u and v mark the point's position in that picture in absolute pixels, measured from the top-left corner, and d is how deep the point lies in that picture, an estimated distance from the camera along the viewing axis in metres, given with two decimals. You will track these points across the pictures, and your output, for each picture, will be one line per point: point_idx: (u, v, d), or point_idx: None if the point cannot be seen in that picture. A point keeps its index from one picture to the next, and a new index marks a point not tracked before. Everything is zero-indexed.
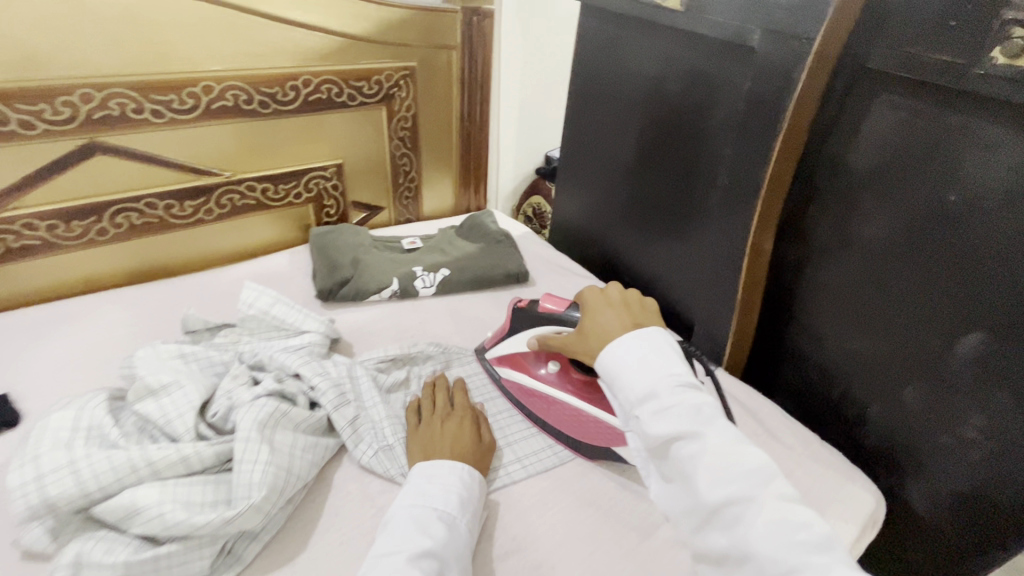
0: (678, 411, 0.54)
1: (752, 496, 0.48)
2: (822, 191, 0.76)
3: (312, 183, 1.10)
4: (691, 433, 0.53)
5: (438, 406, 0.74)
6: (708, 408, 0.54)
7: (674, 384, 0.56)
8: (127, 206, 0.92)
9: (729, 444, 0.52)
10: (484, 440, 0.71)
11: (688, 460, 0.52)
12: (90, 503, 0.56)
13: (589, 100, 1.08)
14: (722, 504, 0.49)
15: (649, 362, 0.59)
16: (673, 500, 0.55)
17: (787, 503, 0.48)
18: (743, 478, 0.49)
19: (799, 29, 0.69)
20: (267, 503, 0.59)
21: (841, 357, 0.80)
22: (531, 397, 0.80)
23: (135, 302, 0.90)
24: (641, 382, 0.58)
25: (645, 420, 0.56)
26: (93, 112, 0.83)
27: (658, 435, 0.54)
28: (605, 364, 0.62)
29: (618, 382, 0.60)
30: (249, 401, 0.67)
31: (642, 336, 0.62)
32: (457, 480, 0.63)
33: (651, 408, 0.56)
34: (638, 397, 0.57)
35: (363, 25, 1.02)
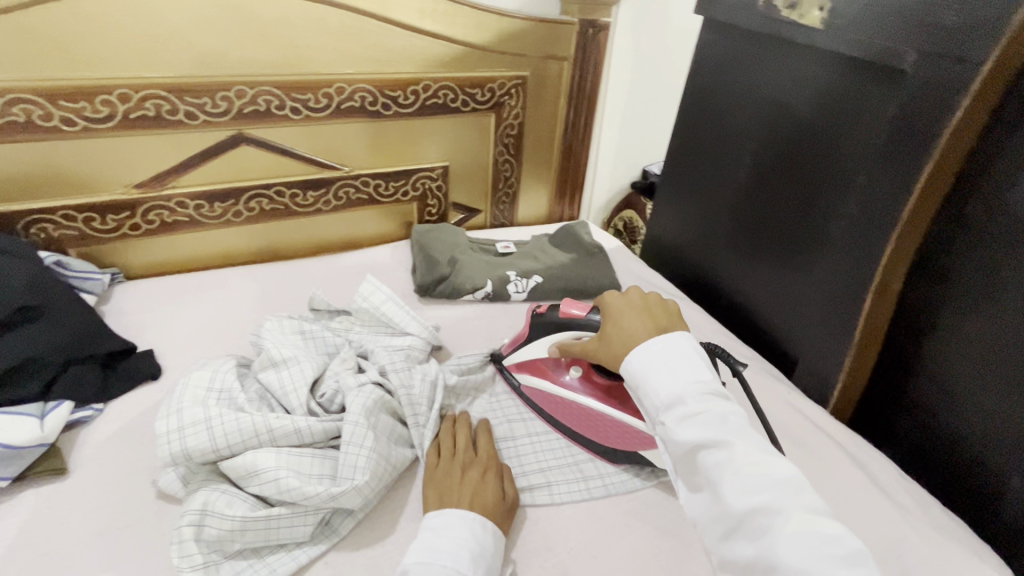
0: (705, 419, 0.50)
1: (783, 505, 0.44)
2: (973, 228, 0.68)
3: (420, 182, 1.15)
4: (716, 440, 0.48)
5: (460, 446, 0.69)
6: (736, 418, 0.50)
7: (703, 392, 0.52)
8: (261, 191, 1.01)
9: (757, 454, 0.47)
10: (507, 497, 0.65)
11: (712, 469, 0.48)
12: (218, 458, 0.62)
13: (700, 117, 1.05)
14: (748, 514, 0.44)
15: (677, 366, 0.54)
16: (693, 509, 0.50)
17: (819, 518, 0.43)
18: (773, 488, 0.45)
19: (964, 51, 0.63)
20: (367, 487, 0.63)
21: (976, 416, 0.71)
22: (552, 403, 0.78)
23: (260, 280, 1.00)
24: (667, 386, 0.54)
25: (671, 426, 0.51)
26: (244, 107, 0.93)
27: (682, 442, 0.50)
28: (629, 369, 0.58)
29: (643, 386, 0.56)
30: (356, 387, 0.72)
31: (673, 341, 0.57)
32: (467, 533, 0.58)
33: (679, 414, 0.51)
34: (665, 403, 0.53)
35: (484, 35, 1.05)
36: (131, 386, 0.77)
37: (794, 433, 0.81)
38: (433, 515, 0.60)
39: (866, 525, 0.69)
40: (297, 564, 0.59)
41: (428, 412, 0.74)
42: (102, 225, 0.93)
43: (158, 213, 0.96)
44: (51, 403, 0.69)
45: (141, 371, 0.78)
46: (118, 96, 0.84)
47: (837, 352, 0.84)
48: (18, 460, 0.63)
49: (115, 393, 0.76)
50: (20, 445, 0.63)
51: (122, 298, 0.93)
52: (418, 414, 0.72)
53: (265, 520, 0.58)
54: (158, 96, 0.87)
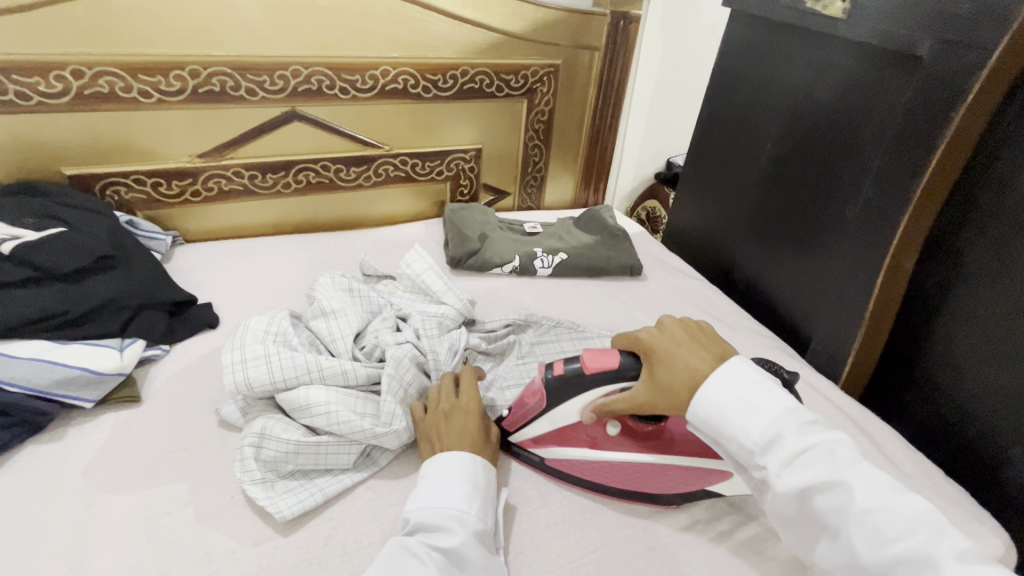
0: (813, 460, 0.52)
1: (925, 552, 0.45)
2: (985, 210, 0.72)
3: (454, 163, 1.22)
4: (833, 484, 0.50)
5: (442, 399, 0.70)
6: (843, 453, 0.52)
7: (798, 428, 0.54)
8: (309, 165, 1.09)
9: (879, 494, 0.49)
10: (490, 435, 0.70)
11: (832, 514, 0.50)
12: (275, 391, 0.69)
13: (725, 106, 1.09)
14: (893, 564, 0.46)
15: (760, 401, 0.56)
16: (820, 555, 0.52)
17: (967, 562, 0.44)
18: (913, 532, 0.47)
19: (977, 39, 0.66)
20: (405, 433, 0.69)
21: (982, 392, 0.74)
22: (595, 468, 0.68)
23: (306, 247, 1.08)
24: (756, 426, 0.55)
25: (774, 471, 0.53)
26: (299, 86, 1.01)
27: (791, 488, 0.51)
28: (704, 407, 0.58)
29: (727, 428, 0.57)
30: (394, 344, 0.78)
31: (733, 369, 0.59)
32: (458, 475, 0.62)
33: (781, 457, 0.53)
34: (759, 444, 0.54)
35: (520, 24, 1.12)
36: (193, 331, 0.85)
37: (806, 404, 0.85)
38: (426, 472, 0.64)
39: None
40: (342, 486, 0.65)
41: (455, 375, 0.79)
42: (167, 191, 1.02)
43: (217, 182, 1.04)
44: (128, 339, 0.78)
45: (202, 319, 0.86)
46: (189, 72, 0.93)
47: (849, 329, 0.88)
48: (101, 386, 0.72)
49: (180, 337, 0.84)
50: (102, 372, 0.72)
51: (182, 257, 1.02)
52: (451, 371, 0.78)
53: (316, 445, 0.65)
54: (223, 73, 0.95)
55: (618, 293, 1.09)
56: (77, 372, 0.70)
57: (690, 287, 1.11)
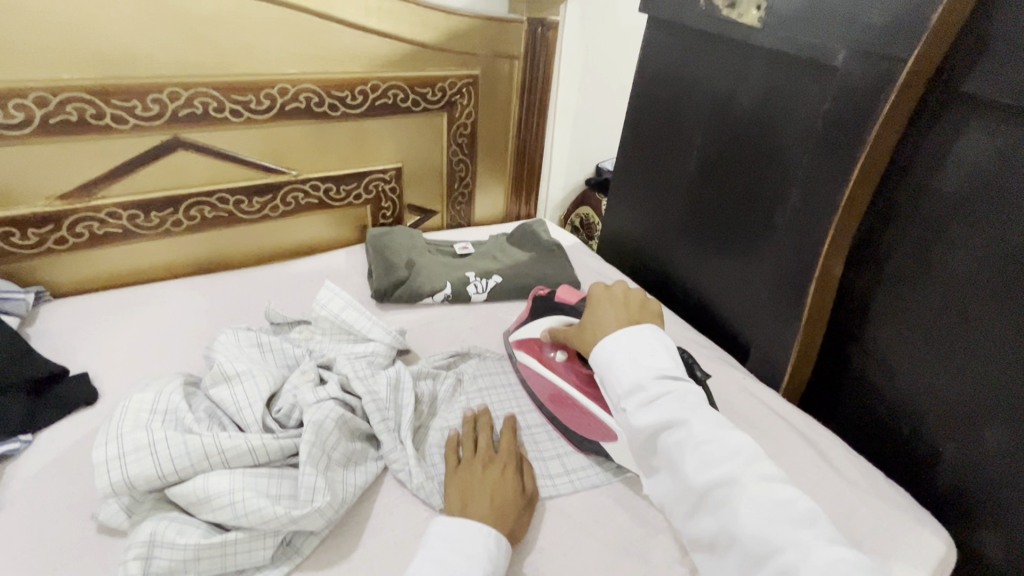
0: (664, 402, 0.58)
1: (736, 478, 0.52)
2: (906, 216, 0.73)
3: (372, 185, 1.12)
4: (674, 421, 0.56)
5: (481, 447, 0.69)
6: (693, 398, 0.58)
7: (657, 376, 0.60)
8: (202, 199, 0.96)
9: (713, 429, 0.55)
10: (527, 491, 0.66)
11: (674, 447, 0.56)
12: (165, 485, 0.58)
13: (650, 113, 1.07)
14: (709, 485, 0.52)
15: (637, 354, 0.62)
16: (660, 485, 0.59)
17: (770, 482, 0.51)
18: (730, 459, 0.53)
19: (888, 49, 0.67)
20: (329, 509, 0.60)
21: (915, 393, 0.76)
22: (539, 382, 0.79)
23: (205, 292, 0.94)
24: (628, 376, 0.61)
25: (630, 410, 0.59)
26: (179, 110, 0.88)
27: (642, 424, 0.58)
28: (597, 359, 0.65)
29: (607, 375, 0.63)
30: (314, 403, 0.68)
31: (636, 334, 0.64)
32: (484, 555, 0.55)
33: (638, 400, 0.59)
34: (625, 390, 0.61)
35: (431, 33, 1.04)
36: (62, 414, 0.71)
37: (753, 419, 0.83)
38: (441, 522, 0.59)
39: (821, 502, 0.72)
40: None
41: (391, 427, 0.71)
42: (23, 241, 0.86)
43: (87, 225, 0.89)
44: None
45: (74, 397, 0.73)
46: (34, 100, 0.78)
47: (787, 337, 0.87)
48: None
49: (45, 421, 0.70)
50: None
51: (51, 317, 0.86)
52: (387, 421, 0.70)
53: (220, 545, 0.55)
54: (80, 99, 0.81)
55: None
56: None
57: None
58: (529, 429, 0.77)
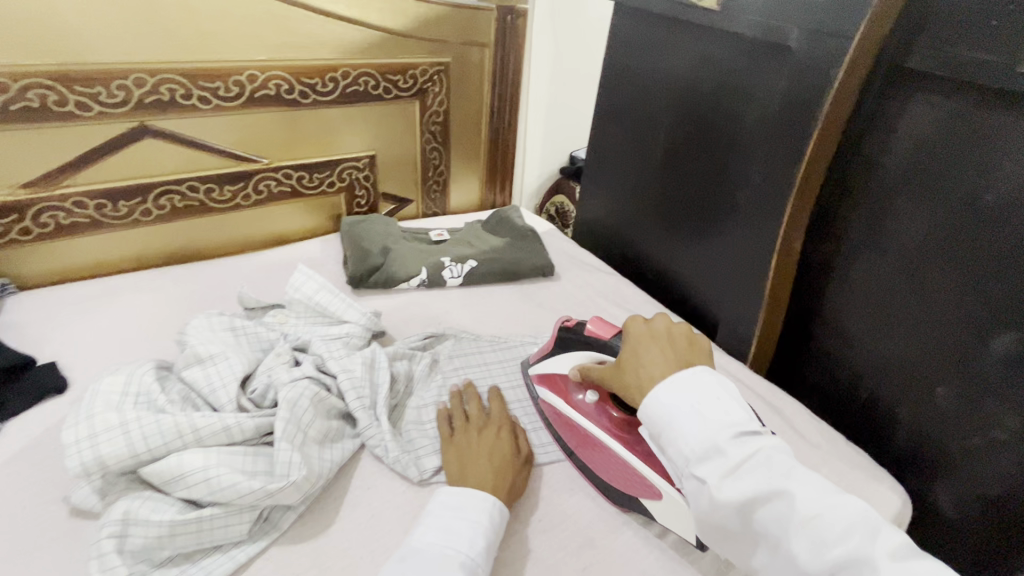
0: (751, 467, 0.48)
1: (867, 557, 0.43)
2: (859, 188, 0.76)
3: (346, 173, 1.12)
4: (772, 494, 0.46)
5: (474, 414, 0.71)
6: (781, 457, 0.49)
7: (736, 434, 0.50)
8: (171, 188, 0.95)
9: (819, 497, 0.46)
10: (522, 452, 0.68)
11: (773, 523, 0.46)
12: (138, 465, 0.58)
13: (618, 97, 1.09)
14: (837, 571, 0.43)
15: (704, 408, 0.52)
16: (761, 567, 0.49)
17: (905, 561, 0.42)
18: (851, 534, 0.44)
19: (837, 28, 0.70)
20: (306, 483, 0.60)
21: (872, 359, 0.80)
22: (568, 425, 0.72)
23: (177, 281, 0.94)
24: (698, 437, 0.51)
25: (714, 484, 0.48)
26: (145, 97, 0.87)
27: (729, 499, 0.47)
28: (651, 414, 0.55)
29: (669, 435, 0.53)
30: (289, 382, 0.68)
31: (695, 378, 0.55)
32: (486, 519, 0.58)
33: (721, 469, 0.49)
34: (698, 455, 0.50)
35: (401, 20, 1.04)
36: (31, 402, 0.70)
37: None
38: (445, 491, 0.60)
39: None
40: (235, 564, 0.56)
41: (367, 404, 0.71)
42: None
43: (52, 215, 0.88)
44: None
45: (42, 385, 0.72)
46: None
47: (752, 310, 0.91)
48: None
49: (13, 410, 0.69)
50: None
51: (16, 309, 0.85)
52: (362, 398, 0.71)
53: (196, 521, 0.55)
54: (42, 85, 0.80)
55: (533, 296, 1.06)
56: None
57: (604, 282, 1.11)
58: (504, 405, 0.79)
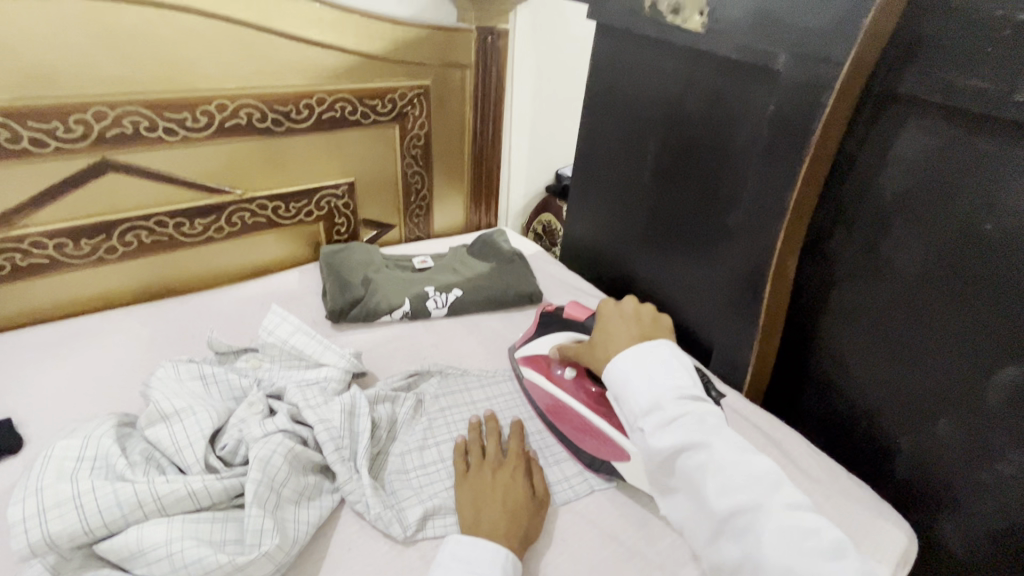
0: (683, 424, 0.58)
1: (758, 502, 0.51)
2: (853, 214, 0.74)
3: (324, 201, 1.08)
4: (695, 445, 0.55)
5: (491, 450, 0.69)
6: (711, 420, 0.58)
7: (677, 397, 0.60)
8: (137, 223, 0.91)
9: (735, 454, 0.55)
10: (538, 494, 0.65)
11: (694, 471, 0.55)
12: (94, 540, 0.53)
13: (604, 118, 1.07)
14: (733, 511, 0.51)
15: (656, 374, 0.62)
16: (677, 505, 0.59)
17: (795, 511, 0.50)
18: (752, 486, 0.52)
19: (826, 53, 0.67)
20: (280, 552, 0.56)
21: (872, 388, 0.77)
22: (547, 399, 0.78)
23: (145, 322, 0.89)
24: (644, 394, 0.61)
25: (648, 430, 0.59)
26: (106, 131, 0.83)
27: (658, 444, 0.57)
28: (610, 376, 0.66)
29: (624, 391, 0.63)
30: (261, 437, 0.64)
31: (651, 351, 0.65)
32: (496, 572, 0.55)
33: (657, 420, 0.59)
34: (643, 409, 0.60)
35: (377, 44, 1.01)
36: None
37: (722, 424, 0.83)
38: (455, 540, 0.58)
39: None
40: None
41: (347, 456, 0.67)
42: None
43: (8, 257, 0.83)
44: None
45: None
46: None
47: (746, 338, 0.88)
48: None
49: None
50: None
51: None
52: (341, 451, 0.67)
53: None
54: None
55: (521, 325, 1.02)
56: None
57: (595, 308, 1.07)
58: None
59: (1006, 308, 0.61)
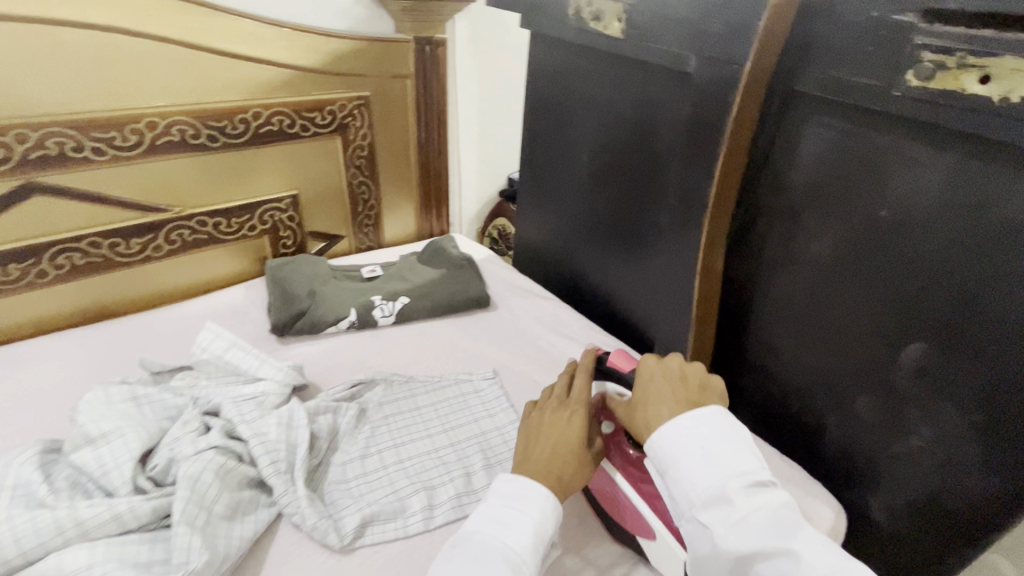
0: (759, 522, 0.47)
1: None
2: (769, 207, 0.77)
3: (267, 215, 1.08)
4: (778, 551, 0.45)
5: (558, 393, 0.66)
6: (791, 515, 0.47)
7: (746, 486, 0.49)
8: (70, 246, 0.89)
9: (826, 561, 0.45)
10: (592, 447, 0.62)
11: None
12: (12, 570, 0.52)
13: (543, 123, 1.09)
14: None
15: (716, 455, 0.51)
16: None
17: None
18: None
19: (730, 54, 0.70)
20: (209, 569, 0.56)
21: (799, 372, 0.81)
22: None
23: (81, 345, 0.87)
24: (706, 481, 0.50)
25: (718, 532, 0.47)
26: (30, 153, 0.81)
27: (733, 552, 0.46)
28: (656, 452, 0.54)
29: (677, 477, 0.52)
30: (192, 454, 0.64)
31: (708, 421, 0.53)
32: (538, 512, 0.54)
33: (726, 518, 0.48)
34: (704, 499, 0.49)
35: (313, 57, 1.02)
36: None
37: None
38: (504, 478, 0.58)
39: None
40: None
41: (283, 469, 0.67)
42: None
43: None
44: None
45: None
46: None
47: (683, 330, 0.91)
48: None
49: None
50: None
51: None
52: (277, 463, 0.67)
53: None
54: None
55: (469, 329, 1.03)
56: None
57: (542, 309, 1.10)
58: (436, 452, 0.76)
59: (911, 295, 0.65)
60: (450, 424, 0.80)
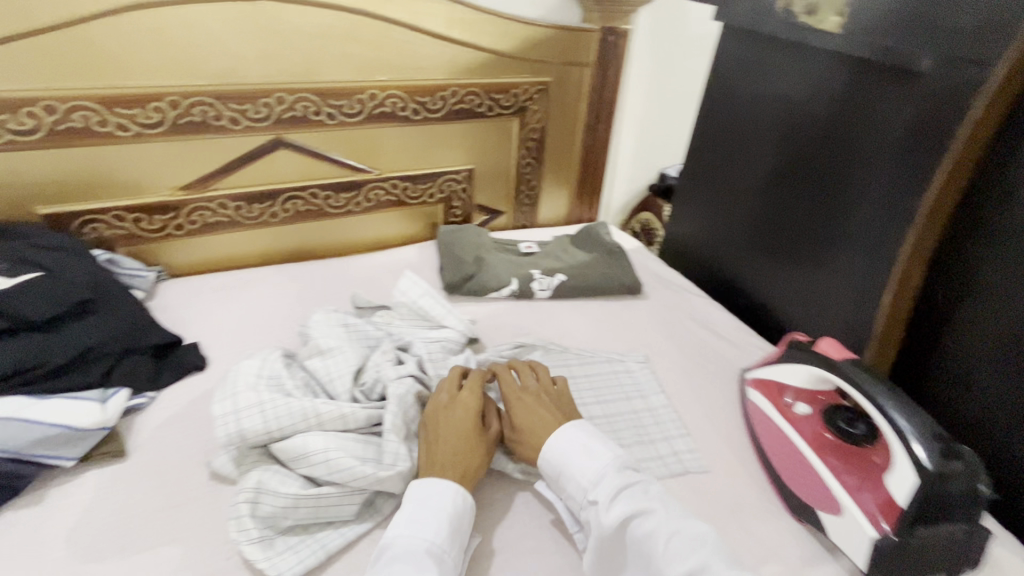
0: (631, 493, 0.57)
1: (709, 563, 0.50)
2: (993, 225, 0.71)
3: (446, 185, 1.19)
4: (642, 510, 0.55)
5: (449, 389, 0.72)
6: (655, 488, 0.58)
7: (619, 467, 0.60)
8: (297, 193, 1.06)
9: (676, 518, 0.55)
10: (490, 435, 0.68)
11: (644, 539, 0.53)
12: (270, 440, 0.65)
13: (720, 118, 1.08)
14: None
15: (596, 447, 0.63)
16: None
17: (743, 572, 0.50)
18: (699, 548, 0.52)
19: (979, 54, 0.66)
20: (409, 474, 0.65)
21: (997, 409, 0.72)
22: (766, 424, 0.76)
23: (295, 277, 1.04)
24: (588, 468, 0.61)
25: (602, 503, 0.57)
26: (284, 113, 0.98)
27: (611, 519, 0.55)
28: (548, 455, 0.64)
29: (567, 471, 0.62)
30: (395, 378, 0.74)
31: (577, 427, 0.66)
32: (452, 507, 0.58)
33: (605, 490, 0.58)
34: (591, 480, 0.59)
35: (509, 42, 1.10)
36: (178, 375, 0.81)
37: None
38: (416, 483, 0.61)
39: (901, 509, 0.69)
40: (346, 540, 0.62)
41: None
42: (149, 226, 0.98)
43: (200, 214, 1.01)
44: (111, 391, 0.74)
45: (188, 362, 0.83)
46: (168, 103, 0.90)
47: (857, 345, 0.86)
48: (83, 442, 0.67)
49: (166, 382, 0.80)
50: (84, 427, 0.67)
51: (167, 293, 0.98)
52: None
53: (315, 497, 0.61)
54: (205, 103, 0.92)
55: (619, 314, 1.06)
56: (56, 429, 0.66)
57: (692, 305, 1.09)
58: (592, 420, 0.79)
59: None
60: (604, 396, 0.84)
